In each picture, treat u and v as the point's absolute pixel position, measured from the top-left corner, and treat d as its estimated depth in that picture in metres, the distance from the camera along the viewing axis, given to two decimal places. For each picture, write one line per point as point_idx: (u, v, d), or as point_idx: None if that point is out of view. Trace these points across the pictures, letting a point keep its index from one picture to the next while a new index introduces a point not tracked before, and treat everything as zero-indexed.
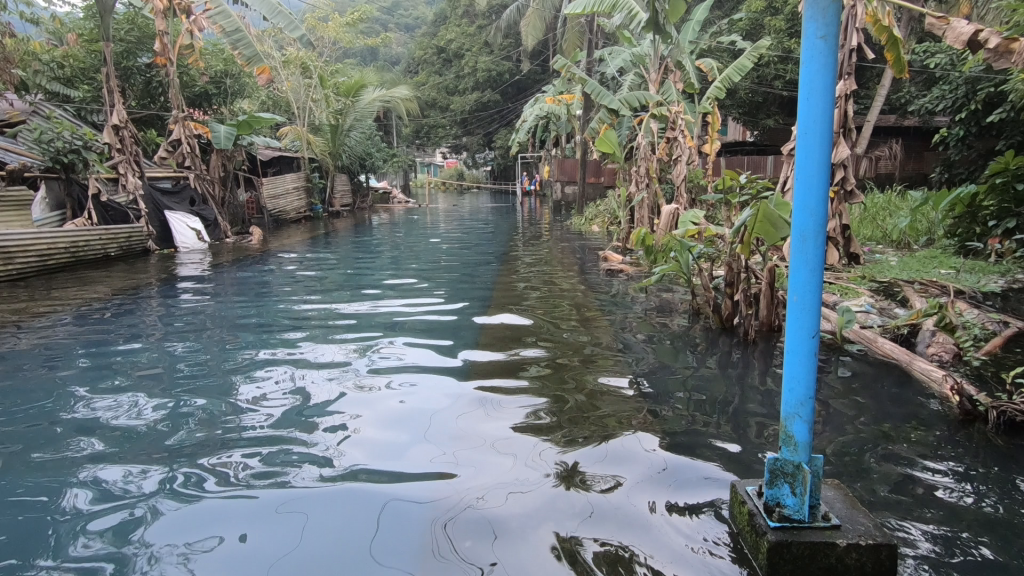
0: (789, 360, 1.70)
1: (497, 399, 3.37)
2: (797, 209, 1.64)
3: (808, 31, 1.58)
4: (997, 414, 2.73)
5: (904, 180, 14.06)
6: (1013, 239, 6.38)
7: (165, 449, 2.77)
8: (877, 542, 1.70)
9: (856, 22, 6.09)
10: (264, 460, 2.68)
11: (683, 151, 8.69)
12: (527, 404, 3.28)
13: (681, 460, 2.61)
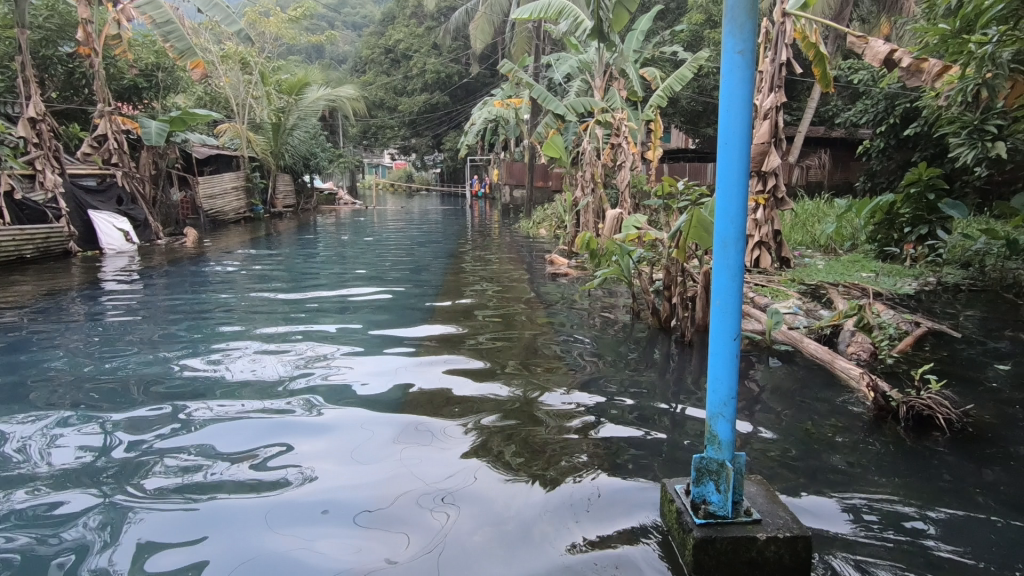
0: (713, 364, 1.76)
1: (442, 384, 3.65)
2: (719, 216, 1.70)
3: (727, 45, 1.63)
4: (907, 409, 2.92)
5: (832, 188, 14.90)
6: (925, 244, 6.76)
7: (196, 389, 3.60)
8: (793, 535, 1.78)
9: (785, 38, 6.39)
10: (270, 395, 3.48)
11: (627, 157, 8.94)
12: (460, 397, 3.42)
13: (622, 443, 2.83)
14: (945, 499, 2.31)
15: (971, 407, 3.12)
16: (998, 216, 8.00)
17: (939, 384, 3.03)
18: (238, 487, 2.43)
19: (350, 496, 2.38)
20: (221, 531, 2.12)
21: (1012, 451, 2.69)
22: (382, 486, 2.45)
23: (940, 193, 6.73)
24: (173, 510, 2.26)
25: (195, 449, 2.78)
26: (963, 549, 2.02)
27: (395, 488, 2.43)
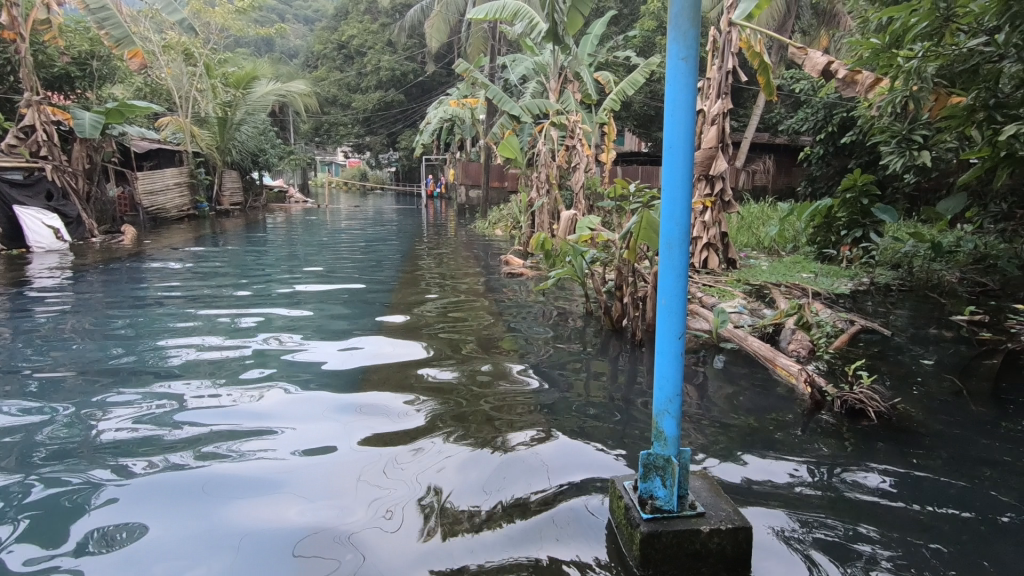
0: (659, 362, 1.81)
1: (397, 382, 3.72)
2: (664, 218, 1.75)
3: (672, 52, 1.67)
4: (841, 403, 3.10)
5: (776, 192, 15.53)
6: (860, 247, 7.17)
7: (155, 381, 3.66)
8: (735, 527, 1.84)
9: (731, 47, 6.65)
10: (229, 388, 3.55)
11: (581, 159, 9.07)
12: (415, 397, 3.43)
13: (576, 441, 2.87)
14: (874, 485, 2.44)
15: (900, 400, 3.31)
16: (925, 220, 8.52)
17: (869, 378, 3.22)
18: (206, 461, 2.62)
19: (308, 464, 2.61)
20: (188, 501, 2.30)
21: (936, 439, 2.87)
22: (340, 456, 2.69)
23: (874, 198, 7.12)
24: (138, 489, 2.38)
25: (166, 430, 2.94)
26: (890, 531, 2.14)
27: (351, 458, 2.67)
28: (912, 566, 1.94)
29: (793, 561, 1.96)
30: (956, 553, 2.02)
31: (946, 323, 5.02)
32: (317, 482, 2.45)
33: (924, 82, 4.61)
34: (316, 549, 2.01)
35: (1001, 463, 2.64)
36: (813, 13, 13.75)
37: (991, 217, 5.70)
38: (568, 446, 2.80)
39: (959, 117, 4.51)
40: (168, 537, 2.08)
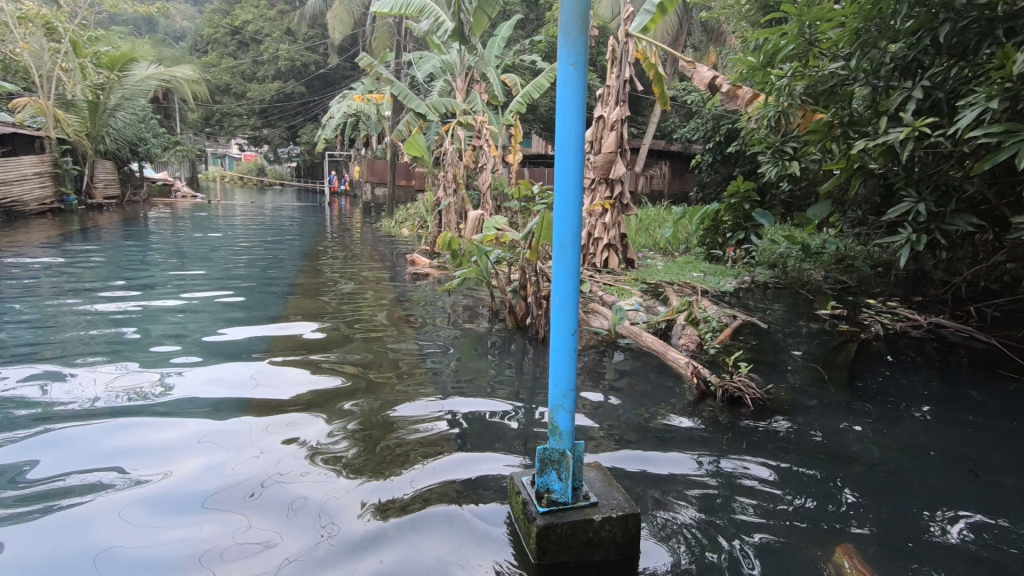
0: (553, 358, 1.86)
1: (295, 373, 3.69)
2: (558, 218, 1.79)
3: (561, 56, 1.71)
4: (723, 391, 3.33)
5: (671, 196, 16.52)
6: (742, 248, 7.80)
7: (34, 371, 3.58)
8: (625, 514, 1.92)
9: (628, 56, 6.96)
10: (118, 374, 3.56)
11: (488, 159, 9.14)
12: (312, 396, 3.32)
13: (479, 438, 2.87)
14: (751, 464, 2.66)
15: (773, 386, 3.64)
16: (797, 225, 9.42)
17: (746, 368, 3.49)
18: (96, 439, 2.71)
19: (221, 432, 2.84)
20: (80, 473, 2.41)
21: (802, 420, 3.18)
22: (250, 424, 2.93)
23: (754, 204, 7.78)
24: (26, 465, 2.46)
25: (51, 414, 2.96)
26: (763, 504, 2.34)
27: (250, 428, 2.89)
28: (780, 534, 2.15)
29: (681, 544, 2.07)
30: (817, 519, 2.25)
31: (814, 317, 5.58)
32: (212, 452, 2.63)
33: (792, 99, 5.10)
34: (221, 500, 2.26)
35: (854, 438, 2.98)
36: (703, 31, 14.76)
37: (849, 222, 6.41)
38: (467, 428, 2.97)
39: (820, 132, 5.03)
40: (90, 495, 2.25)
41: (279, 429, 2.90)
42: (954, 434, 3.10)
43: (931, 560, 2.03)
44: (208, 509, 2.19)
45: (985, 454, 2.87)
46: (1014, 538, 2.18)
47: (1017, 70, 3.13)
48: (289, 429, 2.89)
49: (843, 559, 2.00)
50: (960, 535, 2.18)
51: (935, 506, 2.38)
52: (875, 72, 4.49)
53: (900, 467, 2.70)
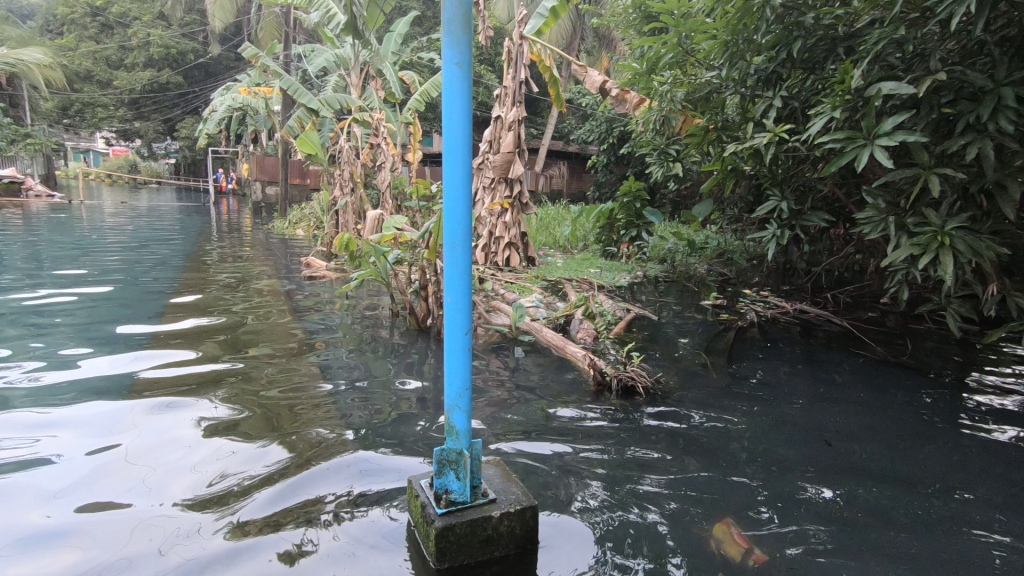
0: (448, 358, 1.85)
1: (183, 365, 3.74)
2: (447, 218, 1.78)
3: (447, 56, 1.69)
4: (618, 382, 3.48)
5: (570, 196, 17.07)
6: (635, 244, 8.24)
7: None
8: (523, 507, 1.97)
9: (523, 58, 7.05)
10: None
11: (386, 158, 8.93)
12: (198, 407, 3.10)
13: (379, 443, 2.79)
14: (644, 449, 2.82)
15: (662, 374, 3.87)
16: (684, 223, 10.08)
17: (638, 358, 3.68)
18: None
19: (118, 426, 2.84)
20: None
21: (689, 404, 3.41)
22: (148, 417, 2.96)
23: (644, 203, 8.22)
24: None
25: None
26: (655, 486, 2.49)
27: (142, 413, 3.00)
28: (670, 513, 2.30)
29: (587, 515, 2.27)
30: (700, 496, 2.43)
31: (698, 307, 6.01)
32: (107, 437, 2.74)
33: (674, 104, 5.44)
34: (122, 477, 2.40)
35: (733, 417, 3.24)
36: (595, 37, 15.36)
37: (727, 220, 6.96)
38: (366, 434, 2.88)
39: (698, 135, 5.41)
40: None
41: (174, 411, 3.05)
42: (815, 407, 3.47)
43: (797, 525, 2.26)
44: (111, 489, 2.30)
45: (840, 424, 3.23)
46: (861, 497, 2.48)
47: (855, 84, 3.56)
48: (183, 410, 3.05)
49: (723, 535, 2.18)
50: (819, 499, 2.44)
51: (799, 474, 2.65)
52: (743, 82, 4.86)
53: (771, 440, 2.98)
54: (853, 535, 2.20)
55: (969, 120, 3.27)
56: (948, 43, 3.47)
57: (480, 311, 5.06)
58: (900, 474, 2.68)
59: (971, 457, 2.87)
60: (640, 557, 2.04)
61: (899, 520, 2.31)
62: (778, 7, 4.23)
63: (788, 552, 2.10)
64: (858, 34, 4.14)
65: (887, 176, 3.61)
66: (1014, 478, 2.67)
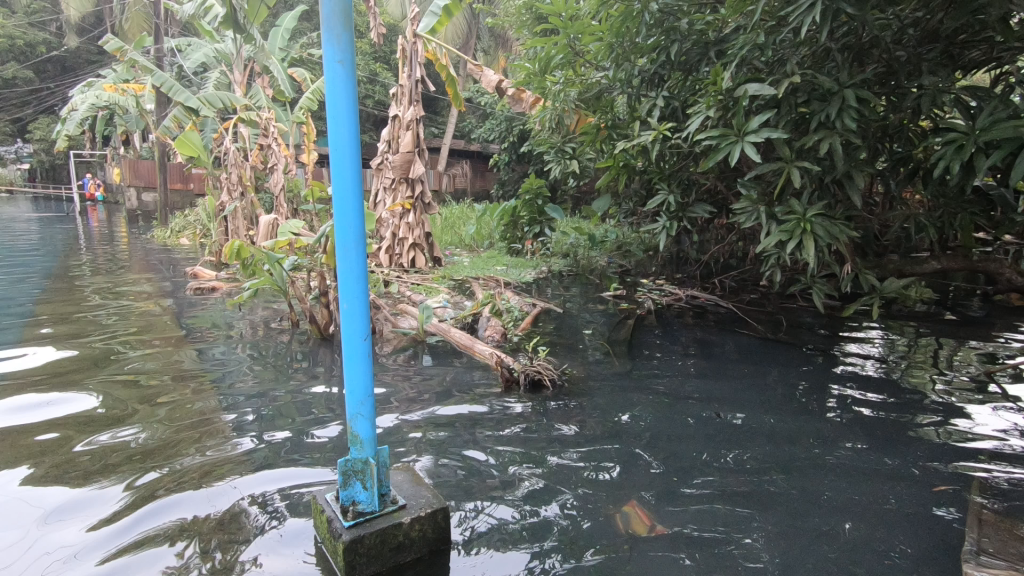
0: (348, 365, 1.78)
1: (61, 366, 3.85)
2: (338, 222, 1.71)
3: (328, 53, 1.63)
4: (526, 377, 3.54)
5: (474, 194, 17.13)
6: (539, 240, 8.43)
7: None
8: (433, 510, 1.95)
9: (418, 57, 6.94)
10: None
11: (278, 159, 8.46)
12: (74, 432, 2.82)
13: (282, 456, 2.62)
14: (554, 437, 2.91)
15: (568, 366, 3.99)
16: (585, 219, 10.43)
17: (544, 351, 3.76)
18: None
19: (39, 417, 3.01)
20: None
21: (594, 393, 3.54)
22: (35, 410, 3.10)
23: (545, 199, 8.41)
24: None
25: None
26: (566, 473, 2.58)
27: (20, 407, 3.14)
28: (580, 497, 2.39)
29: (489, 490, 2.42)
30: (607, 477, 2.55)
31: (601, 298, 6.25)
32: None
33: (567, 103, 5.63)
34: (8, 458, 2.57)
35: (635, 402, 3.41)
36: (491, 37, 15.46)
37: (623, 214, 7.30)
38: (271, 446, 2.71)
39: (591, 133, 5.62)
40: None
41: (54, 402, 3.21)
42: (707, 384, 3.74)
43: (695, 495, 2.42)
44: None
45: (729, 399, 3.49)
46: (749, 463, 2.71)
47: (726, 85, 3.87)
48: (63, 401, 3.22)
49: (629, 512, 2.30)
50: (713, 469, 2.64)
51: (696, 448, 2.84)
52: (628, 82, 5.12)
53: (669, 418, 3.18)
54: (742, 498, 2.41)
55: (821, 118, 3.65)
56: (801, 49, 3.87)
57: (385, 315, 4.94)
58: (780, 438, 2.97)
59: (837, 418, 3.22)
60: (552, 542, 2.09)
61: (780, 480, 2.56)
62: (656, 12, 4.50)
63: (687, 520, 2.25)
64: (726, 39, 4.49)
65: (757, 170, 3.95)
66: (871, 432, 3.04)
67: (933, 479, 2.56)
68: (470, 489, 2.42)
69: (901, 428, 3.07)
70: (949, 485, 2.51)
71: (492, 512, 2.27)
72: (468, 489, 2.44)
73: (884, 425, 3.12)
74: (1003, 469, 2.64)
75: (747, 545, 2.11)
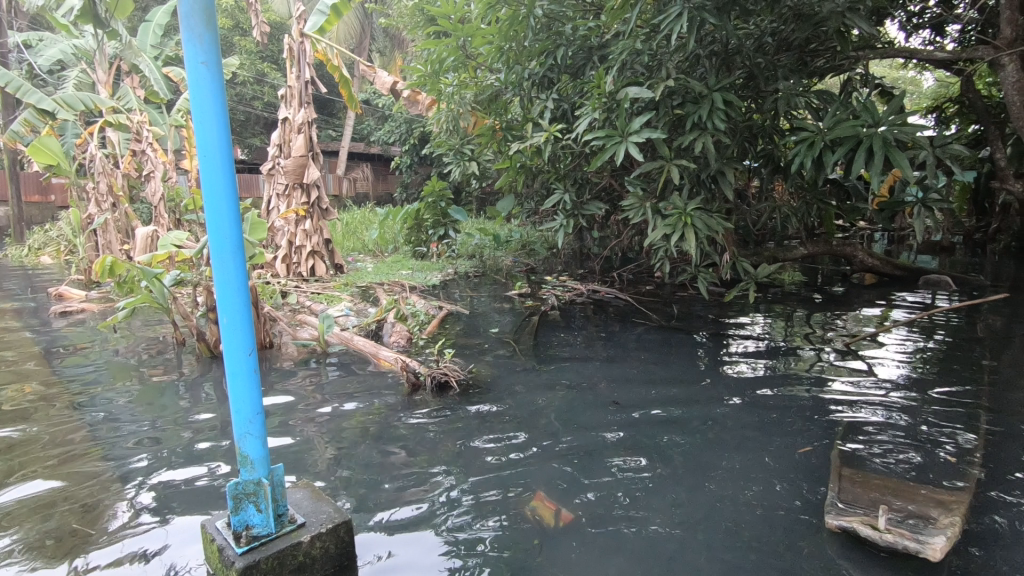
0: (232, 383, 1.68)
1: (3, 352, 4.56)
2: (212, 233, 1.61)
3: (189, 54, 1.52)
4: (432, 380, 3.53)
5: (376, 198, 16.77)
6: (444, 242, 8.41)
7: None
8: (335, 525, 1.91)
9: (306, 58, 6.64)
10: None
11: (154, 165, 7.80)
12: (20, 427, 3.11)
13: (172, 494, 2.44)
14: (463, 437, 2.94)
15: (475, 365, 4.04)
16: (489, 219, 10.53)
17: (450, 354, 3.76)
18: None
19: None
20: None
21: (500, 391, 3.59)
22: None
23: (448, 201, 8.44)
24: None
25: None
26: (476, 471, 2.62)
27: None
28: (489, 495, 2.44)
29: (397, 503, 2.38)
30: (512, 471, 2.62)
31: (507, 297, 6.37)
32: None
33: (462, 106, 5.69)
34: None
35: (541, 396, 3.50)
36: (385, 37, 15.17)
37: (525, 214, 7.45)
38: (164, 482, 2.53)
39: (487, 135, 5.73)
40: None
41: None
42: (609, 373, 3.93)
43: (599, 480, 2.55)
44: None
45: (628, 386, 3.69)
46: (646, 443, 2.88)
47: (607, 88, 4.07)
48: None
49: (538, 504, 2.36)
50: (615, 454, 2.77)
51: (600, 434, 2.99)
52: (520, 85, 5.25)
53: (573, 408, 3.32)
54: (642, 479, 2.55)
55: (694, 119, 3.94)
56: (675, 55, 4.14)
57: (282, 327, 4.71)
58: (673, 418, 3.19)
59: (723, 395, 3.51)
60: (464, 545, 2.12)
61: (674, 456, 2.75)
62: (541, 17, 4.64)
63: (590, 507, 2.36)
64: (607, 45, 4.73)
65: (641, 168, 4.19)
66: (752, 406, 3.34)
67: (800, 442, 2.88)
68: (378, 505, 2.37)
69: (780, 403, 3.36)
70: (813, 446, 2.83)
71: (401, 525, 2.24)
72: (377, 502, 2.39)
73: (763, 398, 3.44)
74: (860, 429, 3.00)
75: (645, 521, 2.26)
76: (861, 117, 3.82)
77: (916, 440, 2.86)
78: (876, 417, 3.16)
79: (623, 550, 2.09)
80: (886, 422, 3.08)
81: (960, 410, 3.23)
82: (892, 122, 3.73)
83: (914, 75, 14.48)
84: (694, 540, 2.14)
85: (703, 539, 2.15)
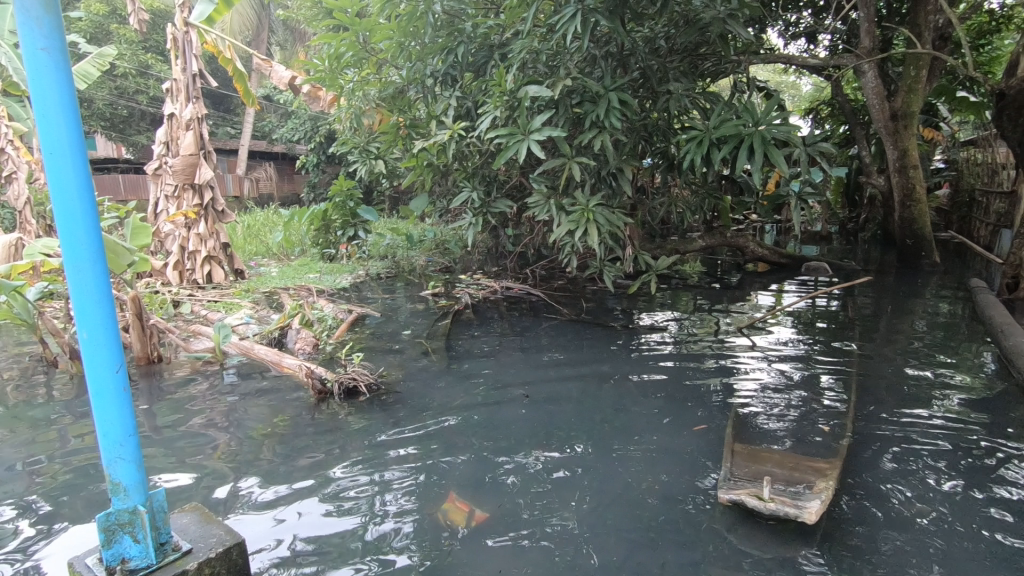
0: (96, 402, 1.52)
1: None
2: (65, 240, 1.44)
3: (25, 39, 1.35)
4: (339, 386, 3.38)
5: (281, 199, 15.97)
6: (354, 243, 8.15)
7: None
8: (226, 548, 1.79)
9: (193, 49, 6.14)
10: None
11: (15, 165, 6.96)
12: None
13: (36, 538, 2.16)
14: (374, 444, 2.85)
15: (385, 368, 3.94)
16: (401, 219, 10.33)
17: (358, 359, 3.64)
18: None
19: None
20: None
21: (411, 392, 3.53)
22: None
23: (357, 201, 8.20)
24: None
25: None
26: (385, 475, 2.56)
27: None
28: (400, 500, 2.38)
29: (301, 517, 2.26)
30: (423, 474, 2.58)
31: (420, 297, 6.27)
32: None
33: (367, 102, 5.54)
34: None
35: (454, 396, 3.47)
36: (285, 30, 14.50)
37: (438, 213, 7.39)
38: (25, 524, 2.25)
39: (392, 133, 5.62)
40: None
41: None
42: (522, 368, 3.97)
43: (511, 476, 2.56)
44: None
45: (540, 381, 3.74)
46: (556, 436, 2.94)
47: (508, 86, 4.11)
48: None
49: (450, 507, 2.33)
50: (527, 449, 2.80)
51: (513, 430, 3.01)
52: (423, 82, 5.18)
53: (486, 406, 3.32)
54: (554, 472, 2.59)
55: (593, 117, 4.06)
56: (573, 55, 4.25)
57: (173, 339, 4.36)
58: (584, 410, 3.27)
59: (630, 383, 3.65)
60: (374, 553, 2.06)
61: (582, 447, 2.82)
62: (440, 14, 4.63)
63: (502, 503, 2.37)
64: (508, 44, 4.77)
65: (543, 166, 4.26)
66: (656, 392, 3.49)
67: (697, 423, 3.05)
68: (279, 520, 2.24)
69: (682, 388, 3.54)
70: (709, 426, 3.01)
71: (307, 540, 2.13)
72: (278, 519, 2.25)
73: (666, 384, 3.62)
74: (751, 407, 3.22)
75: (557, 512, 2.29)
76: (743, 117, 4.10)
77: (799, 414, 3.11)
78: (765, 395, 3.40)
79: (537, 542, 2.11)
80: (774, 400, 3.32)
81: (836, 382, 3.54)
82: (770, 122, 4.01)
83: (794, 80, 15.83)
84: (603, 526, 2.20)
85: (612, 524, 2.21)
